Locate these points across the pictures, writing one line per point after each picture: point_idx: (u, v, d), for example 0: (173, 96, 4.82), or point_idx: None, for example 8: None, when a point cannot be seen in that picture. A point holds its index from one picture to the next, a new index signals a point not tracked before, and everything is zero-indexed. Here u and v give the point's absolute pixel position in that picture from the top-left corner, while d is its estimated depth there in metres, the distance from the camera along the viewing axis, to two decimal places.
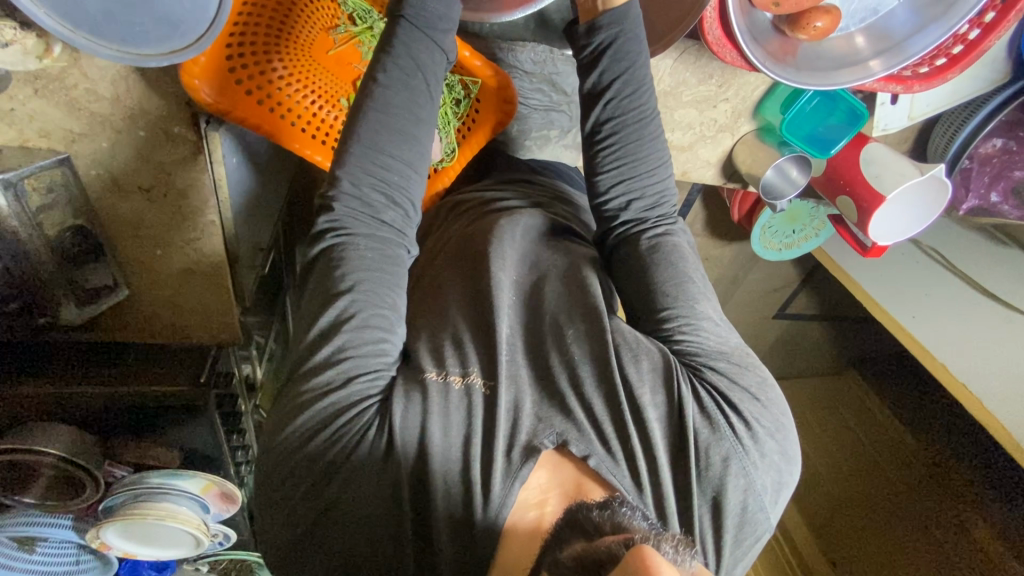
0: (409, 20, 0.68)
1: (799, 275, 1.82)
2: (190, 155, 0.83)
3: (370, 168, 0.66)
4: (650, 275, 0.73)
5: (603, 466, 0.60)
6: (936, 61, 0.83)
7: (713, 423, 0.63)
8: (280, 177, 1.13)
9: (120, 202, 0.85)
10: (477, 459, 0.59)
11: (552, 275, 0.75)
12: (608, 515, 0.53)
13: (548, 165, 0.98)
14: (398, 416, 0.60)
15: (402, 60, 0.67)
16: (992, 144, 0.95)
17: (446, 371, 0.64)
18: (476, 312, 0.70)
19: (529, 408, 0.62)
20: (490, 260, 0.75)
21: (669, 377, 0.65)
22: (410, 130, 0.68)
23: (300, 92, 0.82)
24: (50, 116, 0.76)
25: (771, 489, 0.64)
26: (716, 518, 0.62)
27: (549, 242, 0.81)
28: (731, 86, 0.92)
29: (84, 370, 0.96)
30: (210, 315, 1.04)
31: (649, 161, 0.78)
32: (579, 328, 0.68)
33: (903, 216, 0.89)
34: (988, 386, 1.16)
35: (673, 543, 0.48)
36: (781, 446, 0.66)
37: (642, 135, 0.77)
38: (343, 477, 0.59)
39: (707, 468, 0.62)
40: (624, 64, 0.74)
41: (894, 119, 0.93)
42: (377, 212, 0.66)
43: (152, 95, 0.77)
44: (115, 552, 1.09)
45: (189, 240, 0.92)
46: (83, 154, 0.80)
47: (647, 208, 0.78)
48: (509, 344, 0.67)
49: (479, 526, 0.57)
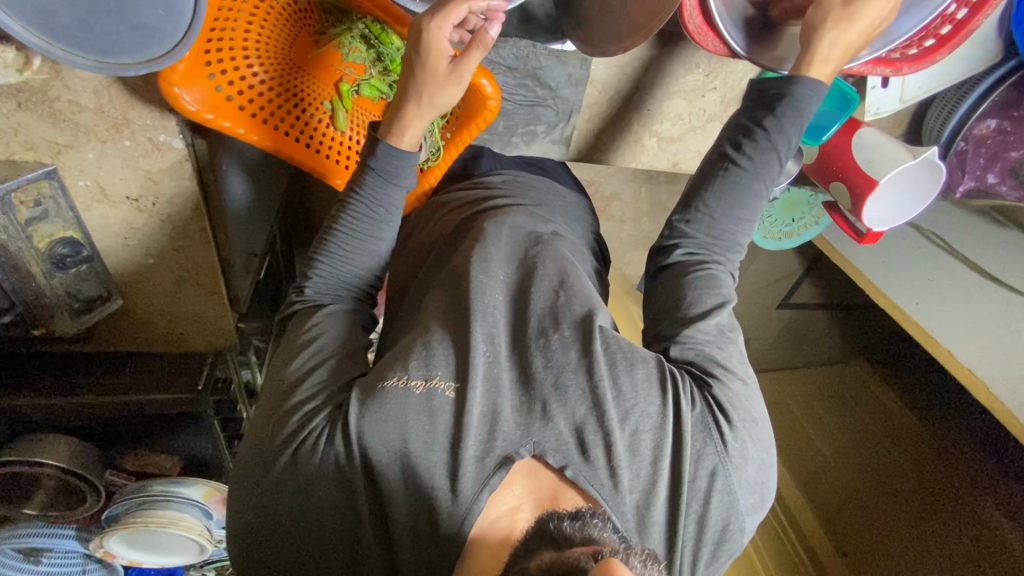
0: (376, 171, 0.73)
1: (802, 265, 1.82)
2: (178, 162, 0.83)
3: (337, 268, 0.73)
4: (696, 294, 0.71)
5: (580, 476, 0.60)
6: (925, 42, 0.78)
7: (707, 435, 0.63)
8: (273, 183, 1.13)
9: (110, 211, 0.86)
10: (447, 462, 0.60)
11: (538, 277, 0.73)
12: (578, 526, 0.53)
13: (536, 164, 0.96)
14: (379, 425, 0.60)
15: (369, 203, 0.73)
16: (986, 125, 0.93)
17: (407, 376, 0.63)
18: (453, 316, 0.69)
19: (508, 414, 0.62)
20: (473, 264, 0.73)
21: (663, 386, 0.64)
22: (372, 248, 0.74)
23: (281, 95, 0.82)
24: (35, 128, 0.75)
25: (753, 508, 0.64)
26: (699, 530, 0.62)
27: (537, 242, 0.79)
28: (717, 76, 0.89)
29: (81, 381, 0.97)
30: (206, 324, 1.04)
31: (751, 207, 0.74)
32: (566, 335, 0.67)
33: (898, 199, 0.87)
34: (995, 372, 1.15)
35: (641, 558, 0.48)
36: (767, 473, 0.66)
37: (760, 171, 0.73)
38: (319, 489, 0.61)
39: (694, 480, 0.62)
40: (789, 116, 0.71)
41: (886, 102, 0.92)
42: (342, 293, 0.74)
43: (135, 104, 0.76)
44: (121, 560, 1.10)
45: (179, 248, 0.92)
46: (69, 165, 0.80)
47: (721, 242, 0.74)
48: (488, 346, 0.66)
49: (444, 529, 0.59)
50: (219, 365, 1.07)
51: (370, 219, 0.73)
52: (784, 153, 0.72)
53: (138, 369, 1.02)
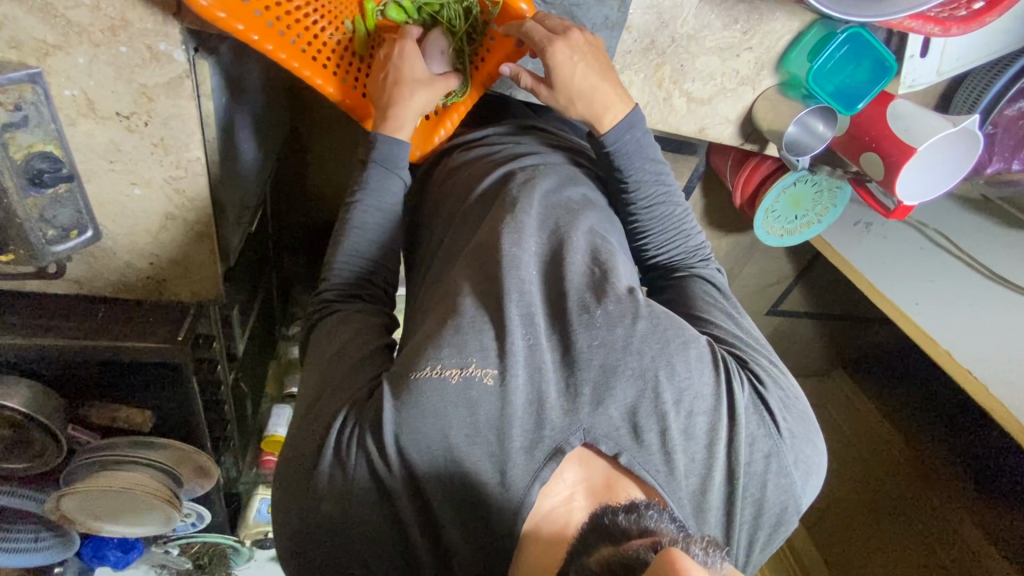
0: (379, 163, 0.78)
1: (794, 271, 1.79)
2: (176, 78, 0.76)
3: (355, 265, 0.76)
4: (699, 304, 0.76)
5: (634, 462, 0.59)
6: (973, 5, 0.75)
7: (761, 418, 0.64)
8: (265, 136, 1.06)
9: (97, 128, 0.78)
10: (500, 450, 0.57)
11: (572, 246, 0.70)
12: (634, 519, 0.52)
13: (535, 125, 0.91)
14: (424, 410, 0.57)
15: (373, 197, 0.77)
16: (1016, 108, 0.92)
17: (441, 365, 0.59)
18: (483, 277, 0.67)
19: (555, 402, 0.60)
20: (505, 235, 0.69)
21: (716, 366, 0.64)
22: (378, 237, 0.77)
23: (303, 8, 0.76)
24: (24, 23, 0.69)
25: (808, 488, 0.66)
26: (755, 516, 0.63)
27: (568, 209, 0.75)
28: (755, 34, 0.84)
29: (51, 322, 0.89)
30: (191, 270, 0.94)
31: (683, 226, 0.83)
32: (611, 309, 0.64)
33: (931, 176, 0.84)
34: (995, 373, 1.14)
35: (701, 545, 0.47)
36: (815, 451, 0.67)
37: (657, 207, 0.82)
38: (357, 465, 0.59)
39: (750, 464, 0.63)
40: (633, 160, 0.80)
41: (922, 74, 0.86)
42: (361, 284, 0.75)
43: (136, 5, 0.71)
44: (79, 527, 1.02)
45: (170, 178, 0.85)
46: (57, 70, 0.73)
47: (689, 254, 0.83)
48: (526, 329, 0.63)
49: (497, 523, 0.57)
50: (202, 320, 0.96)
51: (377, 220, 0.77)
52: (658, 187, 0.82)
53: (113, 313, 0.93)
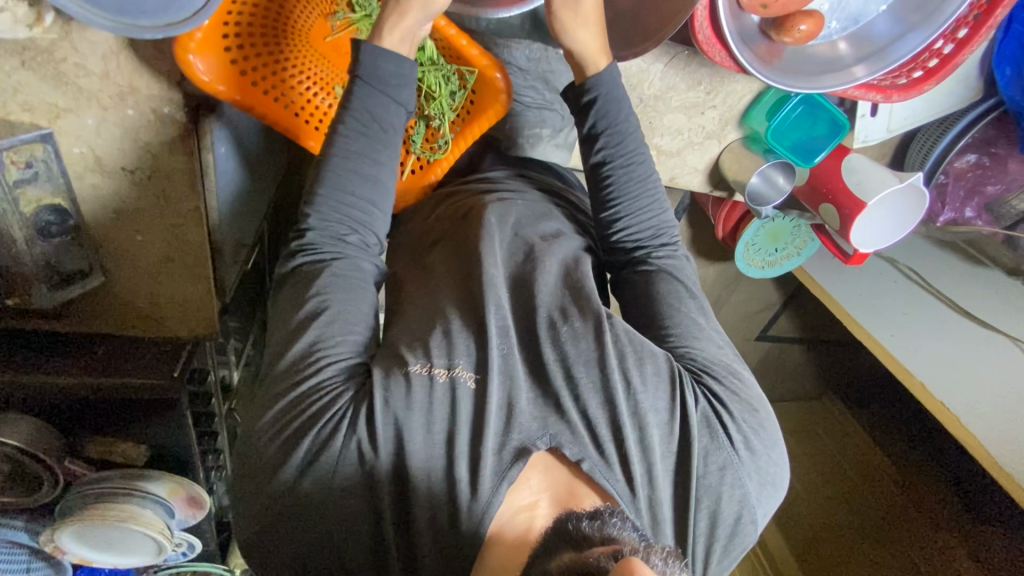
0: (364, 79, 0.73)
1: (780, 297, 1.85)
2: (178, 138, 0.82)
3: (337, 205, 0.72)
4: (659, 292, 0.77)
5: (596, 470, 0.63)
6: (913, 74, 0.83)
7: (712, 431, 0.68)
8: (263, 176, 1.12)
9: (102, 181, 0.84)
10: (467, 457, 0.61)
11: (542, 269, 0.76)
12: (598, 526, 0.54)
13: (528, 167, 0.96)
14: (399, 415, 0.61)
15: (360, 114, 0.73)
16: (966, 160, 0.98)
17: (430, 364, 0.64)
18: (468, 303, 0.72)
19: (524, 404, 0.64)
20: (483, 257, 0.75)
21: (672, 383, 0.68)
22: (373, 173, 0.73)
23: (297, 77, 0.82)
24: (36, 90, 0.75)
25: (764, 502, 0.69)
26: (711, 528, 0.67)
27: (535, 238, 0.80)
28: (717, 94, 0.91)
29: (49, 358, 0.93)
30: (188, 308, 0.99)
31: (651, 201, 0.82)
32: (578, 326, 0.69)
33: (884, 223, 0.90)
34: (966, 406, 1.18)
35: (661, 555, 0.50)
36: (773, 462, 0.71)
37: (632, 175, 0.81)
38: (326, 468, 0.60)
39: (705, 477, 0.66)
40: (612, 120, 0.79)
41: (873, 132, 0.93)
42: (343, 236, 0.72)
43: (143, 74, 0.76)
44: (70, 557, 1.04)
45: (172, 226, 0.90)
46: (66, 131, 0.79)
47: (652, 235, 0.82)
48: (501, 338, 0.68)
49: (465, 525, 0.59)
50: (196, 355, 1.00)
51: (364, 148, 0.72)
52: (635, 153, 0.81)
53: (110, 352, 0.96)
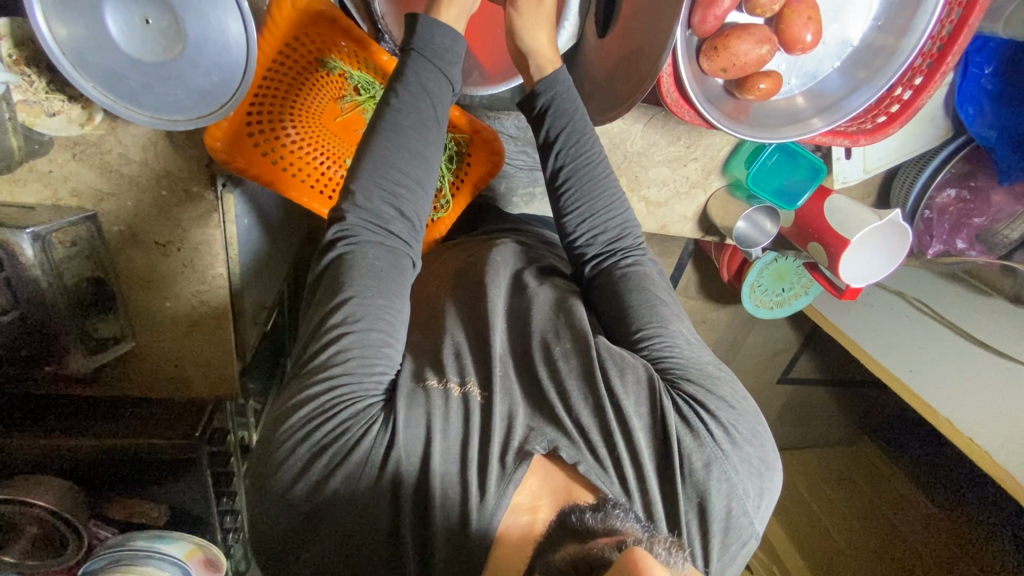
0: (419, 51, 0.74)
1: (798, 338, 1.83)
2: (205, 213, 0.91)
3: (380, 181, 0.70)
4: (627, 298, 0.76)
5: (593, 473, 0.61)
6: (878, 119, 0.91)
7: (695, 429, 0.64)
8: (286, 242, 1.21)
9: (138, 255, 0.92)
10: (472, 462, 0.60)
11: (535, 296, 0.79)
12: (601, 518, 0.54)
13: (511, 226, 1.00)
14: (402, 415, 0.61)
15: (414, 83, 0.73)
16: (948, 194, 1.06)
17: (445, 380, 0.66)
18: (472, 323, 0.75)
19: (522, 418, 0.64)
20: (488, 290, 0.79)
21: (654, 390, 0.67)
22: (417, 149, 0.73)
23: (312, 153, 0.93)
24: (83, 177, 0.85)
25: (754, 494, 0.65)
26: (704, 525, 0.63)
27: (529, 272, 0.85)
28: (698, 147, 0.98)
29: (78, 419, 0.98)
30: (211, 370, 1.04)
31: (611, 204, 0.83)
32: (567, 346, 0.70)
33: (868, 260, 0.93)
34: (997, 443, 1.13)
35: (664, 546, 0.49)
36: (760, 452, 0.67)
37: (593, 177, 0.82)
38: (344, 472, 0.59)
39: (691, 473, 0.63)
40: (564, 121, 0.81)
41: (851, 172, 1.05)
42: (388, 225, 0.70)
43: (177, 159, 0.87)
44: None
45: (198, 292, 0.97)
46: (108, 212, 0.88)
47: (612, 239, 0.82)
48: (500, 362, 0.69)
49: (473, 529, 0.58)
50: (217, 415, 1.04)
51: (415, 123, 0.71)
52: (594, 154, 0.82)
53: (139, 414, 1.01)
